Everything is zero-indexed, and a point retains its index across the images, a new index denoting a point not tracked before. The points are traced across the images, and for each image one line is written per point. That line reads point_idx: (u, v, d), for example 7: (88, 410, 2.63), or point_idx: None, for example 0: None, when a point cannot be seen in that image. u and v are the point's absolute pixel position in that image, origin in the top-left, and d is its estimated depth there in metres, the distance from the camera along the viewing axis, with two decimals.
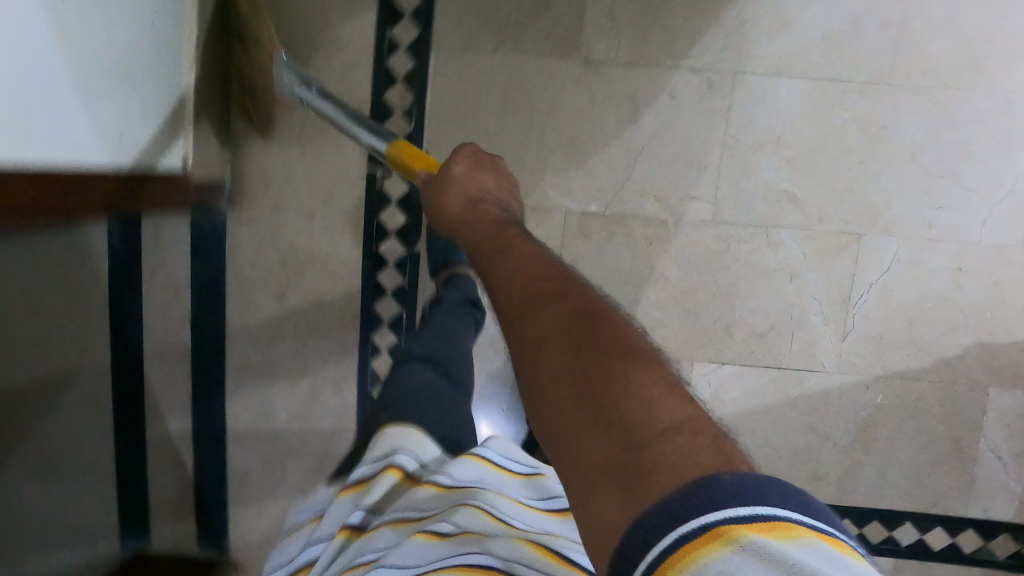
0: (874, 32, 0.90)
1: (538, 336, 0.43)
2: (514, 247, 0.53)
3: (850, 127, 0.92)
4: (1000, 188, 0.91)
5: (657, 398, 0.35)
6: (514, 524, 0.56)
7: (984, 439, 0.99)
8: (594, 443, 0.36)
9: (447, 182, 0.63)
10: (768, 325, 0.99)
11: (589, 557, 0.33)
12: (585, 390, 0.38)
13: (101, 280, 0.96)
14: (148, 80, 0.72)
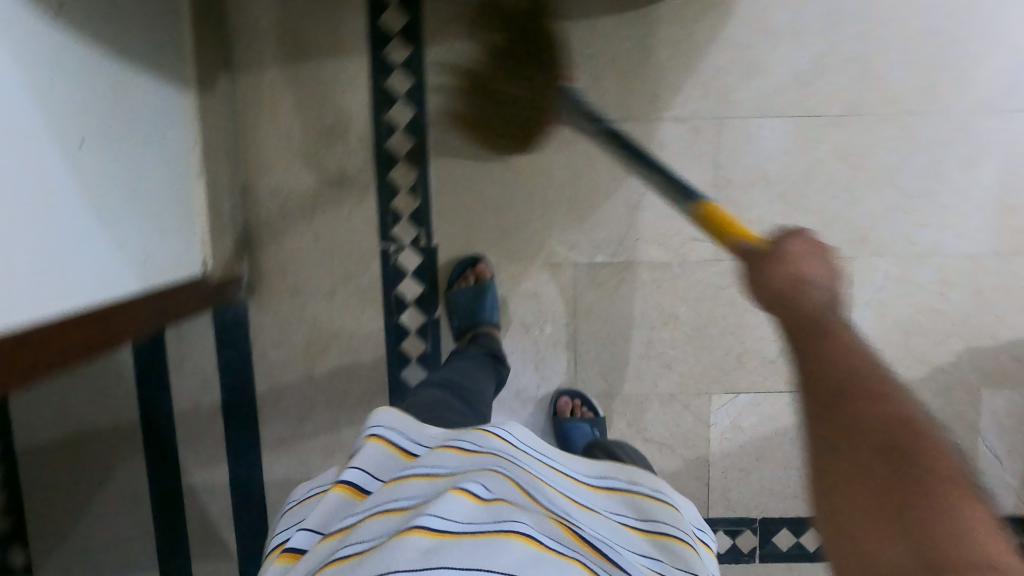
0: (840, 71, 0.97)
1: (853, 433, 0.42)
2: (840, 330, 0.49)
3: (831, 159, 0.99)
4: (970, 202, 0.99)
5: (980, 537, 0.35)
6: (540, 505, 0.51)
7: (982, 439, 1.04)
8: (887, 551, 0.36)
9: (779, 257, 0.52)
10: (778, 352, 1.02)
11: None
12: (890, 492, 0.39)
13: (128, 379, 1.05)
14: (142, 203, 0.79)
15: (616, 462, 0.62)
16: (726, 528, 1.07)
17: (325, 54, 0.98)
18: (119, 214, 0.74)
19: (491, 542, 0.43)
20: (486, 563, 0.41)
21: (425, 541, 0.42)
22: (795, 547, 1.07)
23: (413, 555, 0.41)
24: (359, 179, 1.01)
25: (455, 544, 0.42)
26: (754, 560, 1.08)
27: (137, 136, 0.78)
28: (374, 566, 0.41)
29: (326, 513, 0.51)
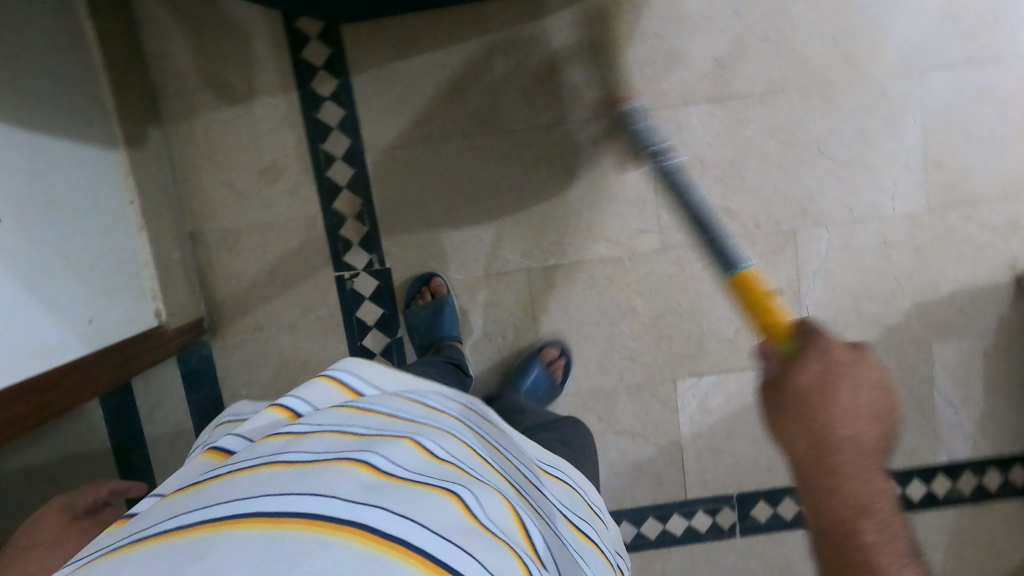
0: (756, 51, 0.99)
1: None
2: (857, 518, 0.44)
3: (761, 137, 1.01)
4: (898, 163, 1.03)
5: None
6: (491, 472, 0.51)
7: (937, 391, 1.11)
8: None
9: (805, 392, 0.48)
10: (735, 331, 1.05)
11: None
12: None
13: (99, 431, 1.05)
14: (68, 266, 0.80)
15: (559, 459, 0.71)
16: (706, 507, 1.11)
17: (256, 93, 1.01)
18: (42, 278, 0.75)
19: (425, 494, 0.42)
20: (418, 515, 0.39)
21: (364, 478, 0.41)
22: (772, 518, 1.12)
23: (349, 487, 0.40)
24: (304, 211, 1.02)
25: (394, 486, 0.41)
26: (736, 534, 1.12)
27: (61, 201, 0.79)
28: (306, 485, 0.40)
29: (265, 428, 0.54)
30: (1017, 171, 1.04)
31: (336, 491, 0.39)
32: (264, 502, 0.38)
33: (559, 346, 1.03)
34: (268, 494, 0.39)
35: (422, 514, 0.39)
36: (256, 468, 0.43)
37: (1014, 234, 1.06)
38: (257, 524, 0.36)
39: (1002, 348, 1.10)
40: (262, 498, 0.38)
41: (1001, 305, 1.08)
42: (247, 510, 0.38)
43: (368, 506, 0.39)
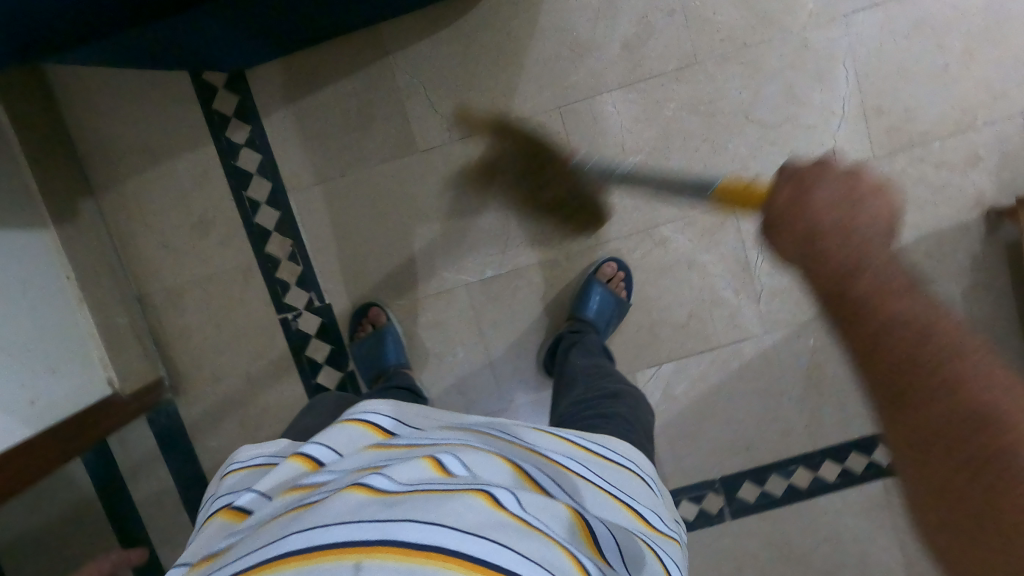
0: (664, 26, 0.95)
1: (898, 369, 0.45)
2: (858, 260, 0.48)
3: (682, 113, 0.97)
4: (834, 116, 0.97)
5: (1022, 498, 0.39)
6: (524, 470, 0.48)
7: None
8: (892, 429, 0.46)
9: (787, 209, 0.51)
10: (688, 315, 1.02)
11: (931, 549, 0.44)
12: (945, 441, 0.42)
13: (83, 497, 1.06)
14: (7, 352, 0.82)
15: (603, 437, 0.63)
16: (691, 495, 1.08)
17: (176, 151, 1.02)
18: None
19: (450, 500, 0.38)
20: (449, 520, 0.36)
21: (383, 500, 0.38)
22: (761, 497, 1.08)
23: (369, 509, 0.36)
24: (239, 259, 1.03)
25: (415, 498, 0.38)
26: (724, 519, 1.09)
27: None
28: (324, 514, 0.36)
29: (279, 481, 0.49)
30: (967, 101, 0.97)
31: (357, 514, 0.36)
32: (289, 540, 0.35)
33: (616, 263, 1.00)
34: (292, 533, 0.35)
35: (453, 519, 0.36)
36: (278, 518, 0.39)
37: (974, 168, 0.98)
38: (283, 565, 0.33)
39: (986, 290, 1.02)
40: (284, 538, 0.35)
41: (973, 245, 1.00)
42: (271, 555, 0.34)
43: (391, 524, 0.35)
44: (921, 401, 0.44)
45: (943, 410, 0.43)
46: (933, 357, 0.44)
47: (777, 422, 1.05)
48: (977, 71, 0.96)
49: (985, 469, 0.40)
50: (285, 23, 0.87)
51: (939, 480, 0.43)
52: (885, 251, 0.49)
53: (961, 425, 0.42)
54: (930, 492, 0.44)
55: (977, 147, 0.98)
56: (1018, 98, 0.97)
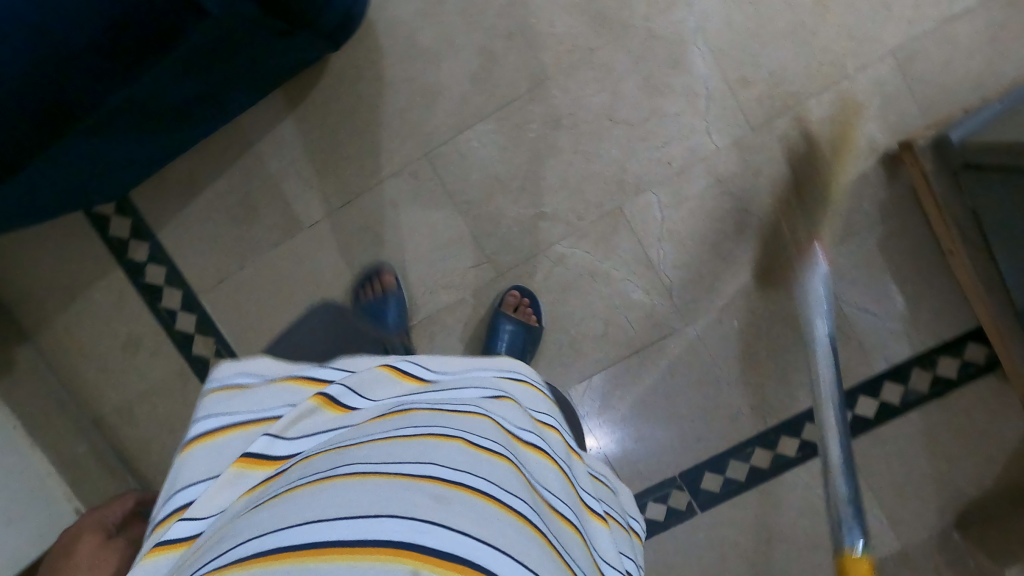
0: (507, 51, 0.95)
1: None
2: None
3: (547, 132, 0.96)
4: (698, 98, 0.96)
5: None
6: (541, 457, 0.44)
7: (845, 302, 1.03)
8: None
9: None
10: (605, 323, 1.01)
11: None
12: None
13: None
14: None
15: None
16: (656, 496, 1.07)
17: (91, 280, 1.08)
18: None
19: (486, 510, 0.35)
20: (485, 538, 0.33)
21: (428, 492, 0.35)
22: (727, 484, 1.06)
23: (420, 503, 0.34)
24: (172, 366, 1.08)
25: (456, 497, 0.35)
26: (696, 513, 1.07)
27: None
28: (370, 504, 0.33)
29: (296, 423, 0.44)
30: (835, 52, 0.96)
31: (402, 509, 0.33)
32: (334, 527, 0.32)
33: (518, 289, 0.99)
34: (337, 515, 0.32)
35: (490, 538, 0.33)
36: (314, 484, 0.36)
37: (857, 117, 0.97)
38: (318, 557, 0.30)
39: (899, 235, 1.00)
40: (326, 522, 0.32)
41: (876, 192, 0.99)
42: (310, 541, 0.31)
43: (438, 525, 0.32)
44: None
45: None
46: None
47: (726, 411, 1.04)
48: (836, 20, 0.96)
49: None
50: (153, 121, 0.83)
51: None
52: None
53: None
54: None
55: (856, 95, 0.97)
56: (883, 38, 0.96)
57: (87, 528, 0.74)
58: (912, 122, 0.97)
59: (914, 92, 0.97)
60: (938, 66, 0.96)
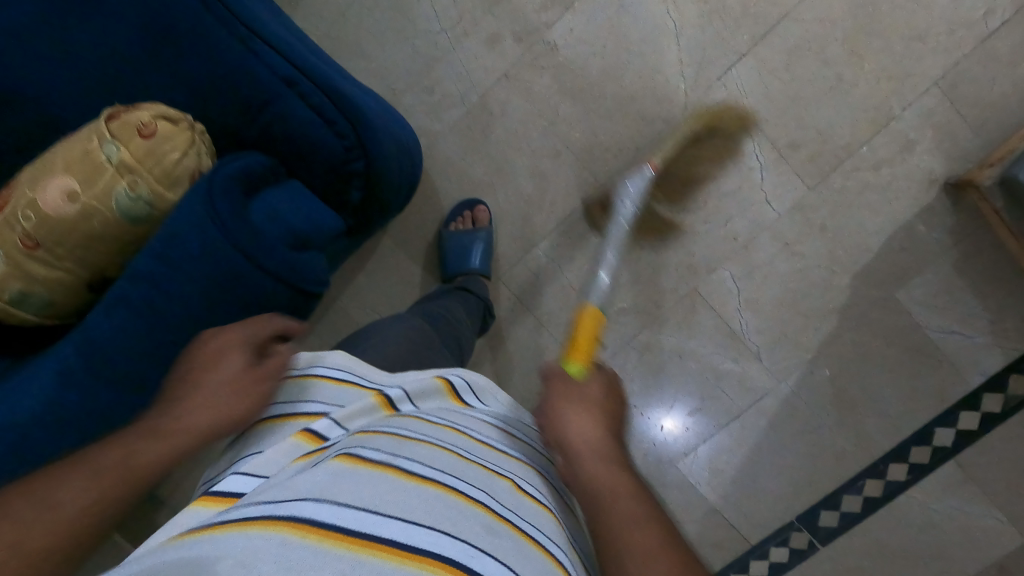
0: (557, 169, 0.97)
1: (614, 492, 0.47)
2: (598, 466, 0.49)
3: (610, 237, 1.01)
4: (751, 171, 0.98)
5: (597, 467, 0.49)
6: (545, 494, 0.49)
7: (928, 329, 1.00)
8: (602, 475, 0.48)
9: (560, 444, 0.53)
10: (700, 397, 1.05)
11: (607, 489, 0.47)
12: (618, 488, 0.47)
13: None
14: None
15: None
16: (775, 542, 1.07)
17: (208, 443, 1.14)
18: None
19: (523, 548, 0.38)
20: (518, 566, 0.36)
21: (482, 520, 0.39)
22: (843, 517, 1.05)
23: (474, 532, 0.37)
24: None
25: (503, 531, 0.39)
26: (818, 549, 1.06)
27: None
28: (426, 514, 0.37)
29: (357, 415, 0.50)
30: (877, 98, 0.94)
31: (458, 532, 0.36)
32: (391, 528, 0.35)
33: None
34: (397, 519, 0.36)
35: (522, 567, 0.36)
36: (379, 469, 0.40)
37: (912, 152, 0.95)
38: (378, 555, 0.33)
39: (975, 255, 0.97)
40: (390, 520, 0.36)
41: (944, 221, 0.97)
42: (371, 533, 0.34)
43: (489, 555, 0.36)
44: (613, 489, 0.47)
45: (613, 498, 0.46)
46: (617, 490, 0.47)
47: (694, 160, 0.91)
48: (872, 67, 0.94)
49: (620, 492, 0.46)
50: None
51: (615, 493, 0.46)
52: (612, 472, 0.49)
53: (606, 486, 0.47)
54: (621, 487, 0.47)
55: (906, 133, 0.95)
56: (924, 71, 0.93)
57: (225, 353, 0.52)
58: (969, 147, 0.94)
59: (965, 115, 0.93)
60: (986, 87, 0.93)
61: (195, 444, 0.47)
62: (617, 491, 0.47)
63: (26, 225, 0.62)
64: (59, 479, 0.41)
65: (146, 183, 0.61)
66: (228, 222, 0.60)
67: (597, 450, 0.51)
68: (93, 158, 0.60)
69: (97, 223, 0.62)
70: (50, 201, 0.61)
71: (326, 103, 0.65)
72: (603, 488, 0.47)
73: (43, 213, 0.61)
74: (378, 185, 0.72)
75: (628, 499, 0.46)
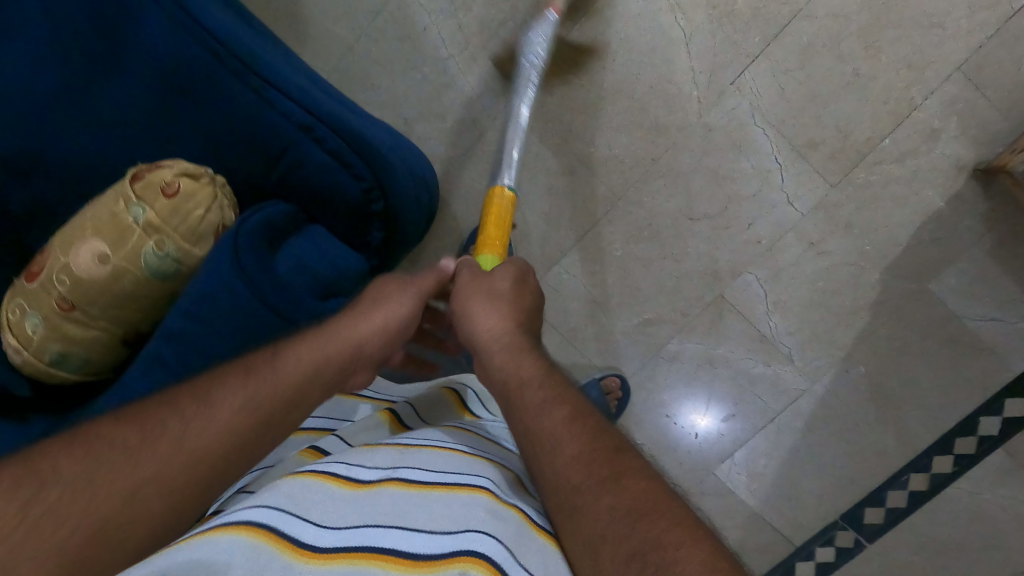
0: (575, 186, 1.00)
1: (517, 384, 0.54)
2: (513, 367, 0.56)
3: (632, 248, 1.01)
4: (771, 172, 0.96)
5: (508, 364, 0.56)
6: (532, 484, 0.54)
7: (967, 318, 0.97)
8: (511, 371, 0.55)
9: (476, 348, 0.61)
10: (734, 402, 1.03)
11: (517, 382, 0.54)
12: (528, 383, 0.53)
13: None
14: None
15: None
16: (820, 541, 1.05)
17: None
18: None
19: (517, 529, 0.42)
20: (515, 547, 0.39)
21: (480, 508, 0.42)
22: (889, 513, 1.03)
23: (475, 519, 0.40)
24: None
25: (501, 519, 0.42)
26: (865, 546, 1.04)
27: None
28: (420, 516, 0.40)
29: (364, 434, 0.59)
30: (897, 90, 0.92)
31: (456, 524, 0.39)
32: (390, 536, 0.38)
33: (618, 377, 1.02)
34: (394, 526, 0.39)
35: (519, 549, 0.39)
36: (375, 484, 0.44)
37: (937, 141, 0.93)
38: (380, 564, 0.35)
39: (1012, 239, 0.94)
40: (388, 530, 0.38)
41: (976, 207, 0.94)
42: (369, 545, 0.37)
43: (491, 538, 0.38)
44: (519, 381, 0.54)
45: (519, 394, 0.53)
46: (520, 382, 0.54)
47: None
48: (890, 58, 0.91)
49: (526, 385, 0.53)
50: None
51: (527, 387, 0.53)
52: (523, 365, 0.55)
53: (514, 380, 0.54)
54: (531, 381, 0.53)
55: (929, 122, 0.92)
56: (945, 57, 0.90)
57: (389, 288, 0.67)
58: (997, 129, 0.91)
59: (991, 98, 0.91)
60: (1013, 66, 0.90)
61: (338, 361, 0.58)
62: (532, 388, 0.53)
63: (61, 289, 0.63)
64: (246, 377, 0.52)
65: (173, 242, 0.63)
66: (252, 272, 0.61)
67: (507, 348, 0.58)
68: (121, 221, 0.62)
69: (127, 283, 0.63)
70: (82, 263, 0.62)
71: (343, 147, 0.66)
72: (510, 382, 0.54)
73: (76, 276, 0.62)
74: (399, 228, 0.73)
75: (535, 390, 0.52)
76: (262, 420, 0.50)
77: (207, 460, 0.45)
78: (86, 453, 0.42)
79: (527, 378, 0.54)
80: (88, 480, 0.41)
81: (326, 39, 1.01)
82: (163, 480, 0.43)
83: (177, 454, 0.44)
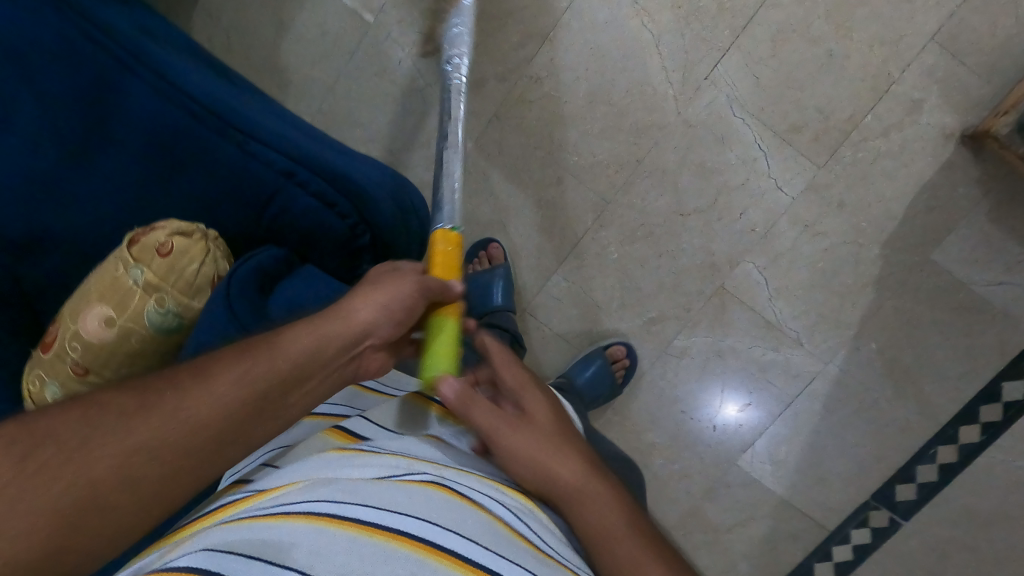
0: (563, 197, 1.01)
1: (564, 491, 0.52)
2: (557, 472, 0.52)
3: (628, 250, 1.01)
4: (757, 161, 0.97)
5: (552, 470, 0.52)
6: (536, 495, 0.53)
7: (974, 284, 0.96)
8: (558, 480, 0.52)
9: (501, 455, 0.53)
10: (748, 391, 1.03)
11: (569, 492, 0.52)
12: (580, 491, 0.52)
13: None
14: None
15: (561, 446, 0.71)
16: (854, 524, 1.03)
17: None
18: None
19: (530, 551, 0.41)
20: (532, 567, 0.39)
21: (493, 526, 0.41)
22: (921, 489, 1.00)
23: (497, 540, 0.39)
24: None
25: (514, 540, 0.41)
26: (901, 525, 1.01)
27: None
28: (441, 515, 0.39)
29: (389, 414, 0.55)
30: (873, 66, 0.92)
31: (477, 534, 0.39)
32: (413, 523, 0.37)
33: (624, 344, 1.02)
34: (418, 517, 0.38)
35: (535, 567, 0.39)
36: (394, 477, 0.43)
37: (920, 112, 0.92)
38: (405, 545, 0.36)
39: (1009, 201, 0.93)
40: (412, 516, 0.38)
41: (969, 173, 0.93)
42: (391, 525, 0.37)
43: (512, 560, 0.38)
44: (570, 489, 0.52)
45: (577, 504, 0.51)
46: (571, 490, 0.52)
47: None
48: (862, 36, 0.91)
49: (578, 494, 0.52)
50: None
51: (579, 496, 0.52)
52: (567, 472, 0.53)
53: (562, 491, 0.52)
54: (581, 487, 0.52)
55: (910, 93, 0.92)
56: (917, 29, 0.90)
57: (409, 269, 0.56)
58: (980, 94, 0.91)
59: (970, 64, 0.90)
60: (988, 29, 0.89)
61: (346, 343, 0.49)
62: (586, 493, 0.52)
63: (75, 355, 0.67)
64: (252, 353, 0.45)
65: (172, 297, 0.65)
66: (242, 316, 0.62)
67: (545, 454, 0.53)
68: (122, 284, 0.65)
69: (135, 341, 0.66)
70: (90, 327, 0.65)
71: (325, 187, 0.67)
72: (563, 490, 0.52)
73: (87, 340, 0.66)
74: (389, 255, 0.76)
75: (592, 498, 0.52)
76: (262, 402, 0.44)
77: (202, 439, 0.41)
78: (83, 416, 0.39)
79: (574, 484, 0.52)
80: (78, 445, 0.37)
81: (307, 82, 1.04)
82: (163, 451, 0.39)
83: (173, 426, 0.40)
